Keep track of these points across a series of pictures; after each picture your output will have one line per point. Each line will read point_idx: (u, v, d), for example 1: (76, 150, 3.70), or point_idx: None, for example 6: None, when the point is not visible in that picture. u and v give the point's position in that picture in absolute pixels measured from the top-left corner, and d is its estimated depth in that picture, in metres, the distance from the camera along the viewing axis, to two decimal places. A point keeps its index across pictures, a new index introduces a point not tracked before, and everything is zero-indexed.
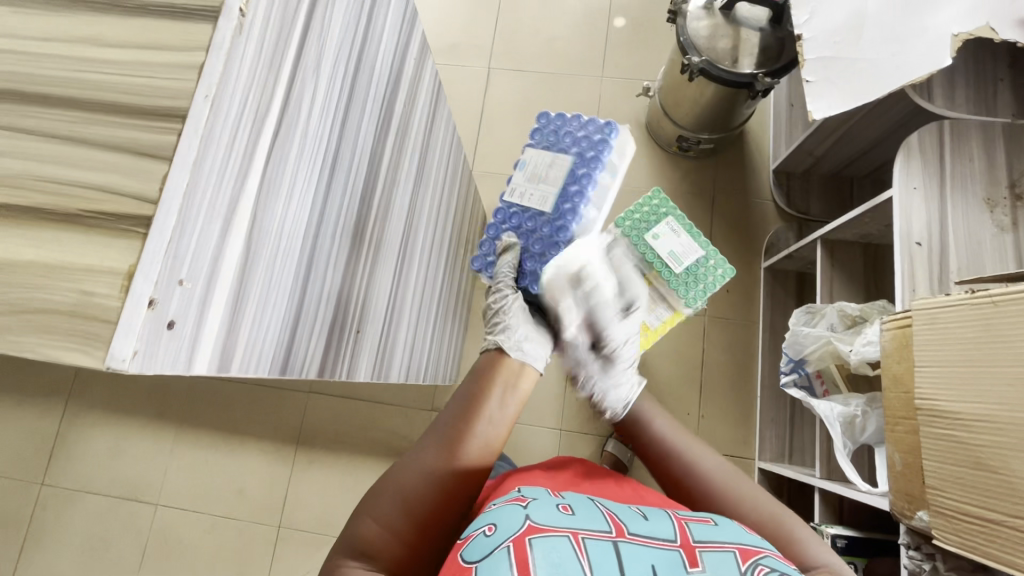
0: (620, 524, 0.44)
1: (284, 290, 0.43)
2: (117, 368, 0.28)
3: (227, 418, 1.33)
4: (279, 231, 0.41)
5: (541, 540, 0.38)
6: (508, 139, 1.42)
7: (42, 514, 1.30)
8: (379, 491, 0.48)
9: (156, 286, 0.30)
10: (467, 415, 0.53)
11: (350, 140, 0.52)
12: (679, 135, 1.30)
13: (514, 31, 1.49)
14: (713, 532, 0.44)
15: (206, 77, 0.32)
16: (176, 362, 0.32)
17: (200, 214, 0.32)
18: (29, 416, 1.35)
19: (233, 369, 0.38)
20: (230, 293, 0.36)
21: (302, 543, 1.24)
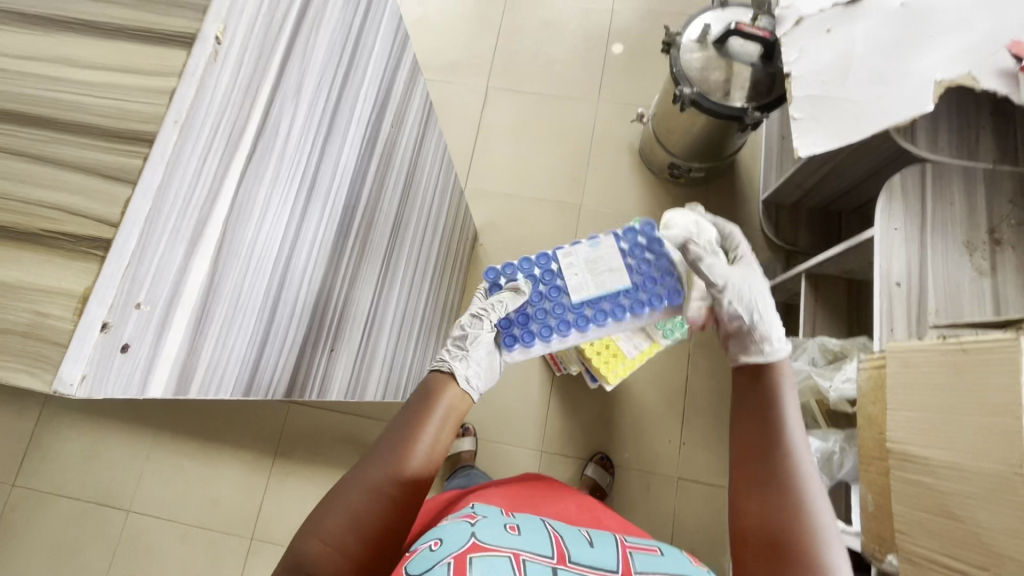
0: (564, 550, 0.45)
1: (252, 312, 0.43)
2: (64, 392, 0.28)
3: (206, 425, 1.31)
4: (250, 252, 0.41)
5: (483, 560, 0.39)
6: (503, 158, 1.44)
7: (11, 515, 1.28)
8: (323, 509, 0.47)
9: (110, 310, 0.30)
10: (416, 428, 0.53)
11: (331, 161, 0.52)
12: (672, 162, 1.31)
13: (514, 51, 1.51)
14: (657, 563, 0.46)
15: (177, 103, 0.33)
16: (129, 385, 0.32)
17: (163, 238, 0.33)
18: (5, 414, 1.34)
19: (191, 392, 0.38)
20: (193, 316, 0.36)
21: (273, 557, 1.22)
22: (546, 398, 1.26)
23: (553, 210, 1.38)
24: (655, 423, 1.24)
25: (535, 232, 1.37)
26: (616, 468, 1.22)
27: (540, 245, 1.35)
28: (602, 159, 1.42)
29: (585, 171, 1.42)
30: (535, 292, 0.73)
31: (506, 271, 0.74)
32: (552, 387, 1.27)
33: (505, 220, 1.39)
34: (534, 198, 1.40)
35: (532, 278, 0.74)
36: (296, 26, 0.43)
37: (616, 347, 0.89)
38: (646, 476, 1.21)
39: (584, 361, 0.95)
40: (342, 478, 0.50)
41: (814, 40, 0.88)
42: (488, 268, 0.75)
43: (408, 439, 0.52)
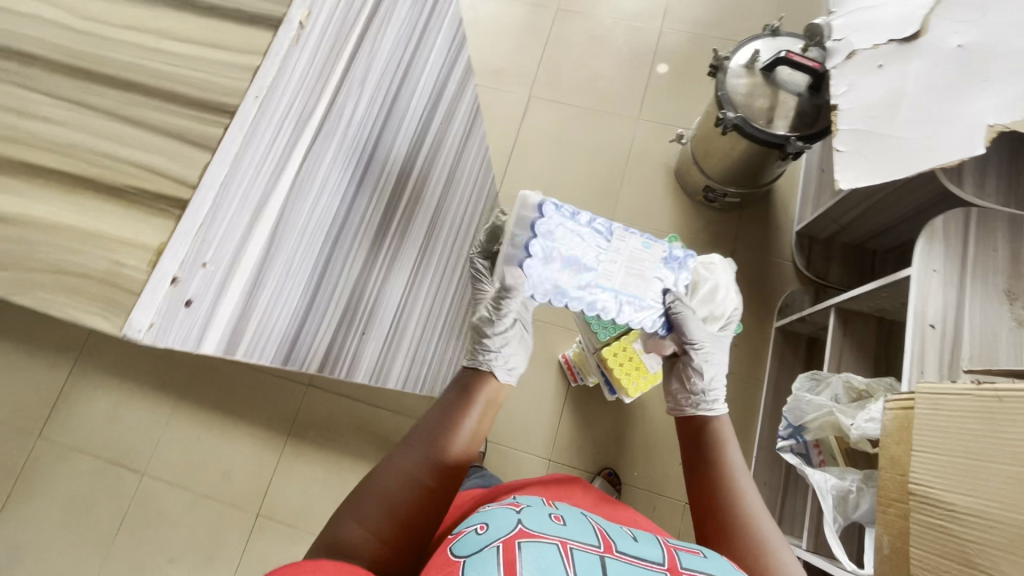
0: (610, 542, 0.46)
1: (299, 282, 0.45)
2: (133, 337, 0.30)
3: (225, 398, 1.35)
4: (305, 227, 0.43)
5: (530, 545, 0.41)
6: (538, 167, 1.45)
7: (34, 466, 1.33)
8: (362, 494, 0.50)
9: (181, 265, 0.32)
10: (446, 424, 0.58)
11: (384, 149, 0.54)
12: (707, 185, 1.31)
13: (558, 63, 1.53)
14: (703, 562, 0.47)
15: (259, 79, 0.35)
16: (187, 338, 0.34)
17: (231, 207, 0.35)
18: (38, 368, 1.39)
19: (238, 353, 0.40)
20: (249, 281, 0.38)
21: (277, 535, 1.25)
22: (559, 408, 1.26)
23: None
24: (666, 444, 1.23)
25: None
26: (623, 485, 1.21)
27: None
28: (636, 176, 1.43)
29: (619, 187, 1.42)
30: (572, 259, 0.69)
31: (559, 215, 0.70)
32: (566, 397, 1.27)
33: None
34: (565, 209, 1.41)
35: (579, 239, 0.70)
36: (369, 20, 0.45)
37: (638, 359, 0.90)
38: (653, 497, 1.20)
39: (604, 371, 0.96)
40: (375, 469, 0.53)
41: (866, 76, 0.89)
42: (545, 200, 0.69)
43: (439, 435, 0.56)
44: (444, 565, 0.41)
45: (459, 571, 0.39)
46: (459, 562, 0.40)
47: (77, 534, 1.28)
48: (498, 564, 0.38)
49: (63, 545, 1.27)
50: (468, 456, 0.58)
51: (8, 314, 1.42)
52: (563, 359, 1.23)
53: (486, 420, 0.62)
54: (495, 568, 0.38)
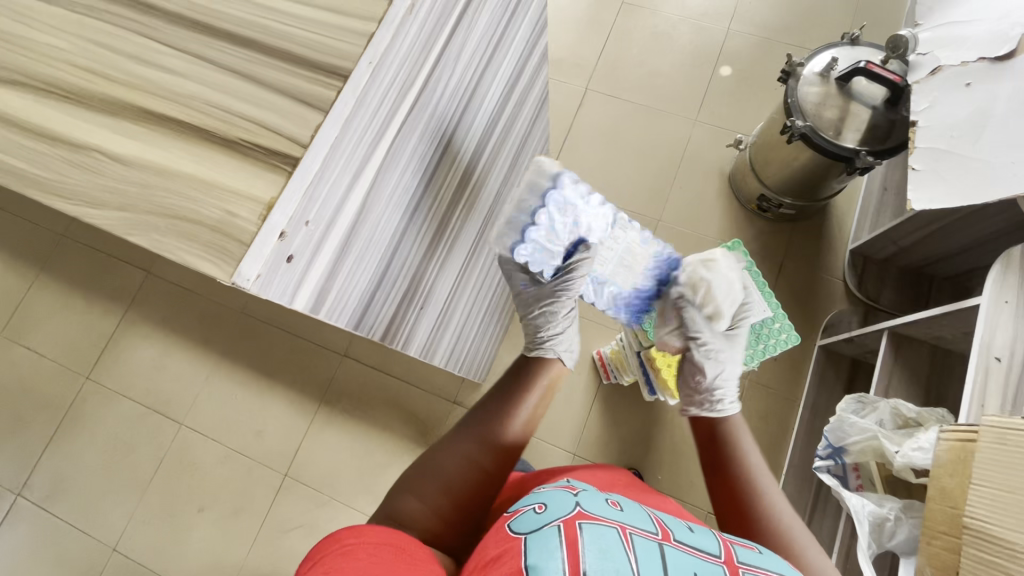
0: (667, 530, 0.46)
1: (376, 254, 0.49)
2: (241, 284, 0.37)
3: (263, 359, 1.39)
4: (393, 194, 0.48)
5: (591, 526, 0.41)
6: (589, 161, 1.44)
7: (81, 404, 1.39)
8: (428, 474, 0.59)
9: (287, 222, 0.39)
10: (498, 415, 0.66)
11: (467, 125, 0.57)
12: (761, 194, 1.28)
13: (619, 58, 1.51)
14: (761, 559, 0.46)
15: (371, 47, 0.41)
16: (284, 289, 0.41)
17: (336, 167, 0.41)
18: (93, 312, 1.46)
19: (320, 311, 0.45)
20: (341, 239, 0.44)
21: (301, 496, 1.28)
22: (588, 403, 1.26)
23: None
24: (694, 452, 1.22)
25: None
26: None
27: None
28: (688, 177, 1.41)
29: (669, 187, 1.40)
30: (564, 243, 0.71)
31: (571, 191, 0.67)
32: (596, 394, 1.26)
33: None
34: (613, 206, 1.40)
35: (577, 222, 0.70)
36: (460, 18, 0.49)
37: None
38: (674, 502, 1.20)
39: (647, 368, 0.94)
40: (432, 450, 0.63)
41: (950, 94, 0.85)
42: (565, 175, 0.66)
43: (490, 424, 0.65)
44: (506, 540, 0.42)
45: (521, 546, 0.39)
46: (520, 538, 0.41)
47: (116, 475, 1.34)
48: (561, 542, 0.38)
49: (102, 484, 1.34)
50: (519, 447, 0.65)
51: (68, 259, 1.49)
52: (597, 357, 1.23)
53: (537, 417, 0.70)
54: (557, 546, 0.38)
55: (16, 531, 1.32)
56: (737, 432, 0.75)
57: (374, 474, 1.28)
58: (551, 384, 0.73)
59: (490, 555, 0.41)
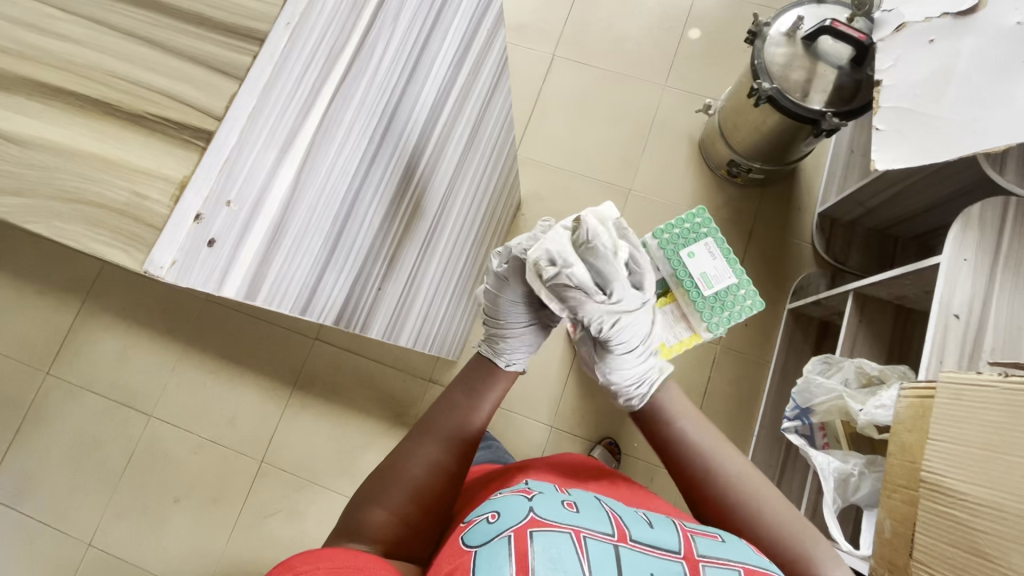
0: (624, 529, 0.49)
1: (316, 241, 0.56)
2: (154, 271, 0.45)
3: (231, 346, 1.35)
4: (329, 171, 0.55)
5: (542, 535, 0.43)
6: (558, 130, 1.41)
7: (43, 401, 1.34)
8: (391, 483, 0.59)
9: (203, 204, 0.47)
10: (456, 416, 0.67)
11: (412, 100, 0.63)
12: (731, 159, 1.27)
13: (587, 22, 1.46)
14: (718, 548, 0.50)
15: (286, 14, 0.52)
16: (211, 274, 0.47)
17: (258, 142, 0.50)
18: (47, 306, 1.39)
19: (260, 298, 0.52)
20: (272, 222, 0.51)
21: (280, 482, 1.27)
22: (564, 376, 1.26)
23: (601, 190, 1.36)
24: None
25: (579, 211, 1.36)
26: (623, 456, 1.23)
27: None
28: (659, 145, 1.39)
29: (639, 155, 1.38)
30: None
31: None
32: (571, 366, 1.27)
33: (552, 193, 1.37)
34: (583, 175, 1.38)
35: None
36: (375, 9, 0.56)
37: None
38: (651, 468, 1.22)
39: None
40: (392, 458, 0.62)
41: (913, 51, 0.83)
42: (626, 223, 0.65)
43: (453, 429, 0.66)
44: (458, 555, 0.44)
45: (472, 562, 0.42)
46: (471, 552, 0.43)
47: (86, 470, 1.31)
48: (511, 557, 0.41)
49: (72, 480, 1.30)
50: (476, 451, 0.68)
51: (18, 251, 1.41)
52: (571, 330, 1.22)
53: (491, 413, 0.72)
54: (507, 561, 0.40)
55: None
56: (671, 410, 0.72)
57: (353, 456, 1.27)
58: (508, 387, 0.75)
59: (444, 570, 0.43)
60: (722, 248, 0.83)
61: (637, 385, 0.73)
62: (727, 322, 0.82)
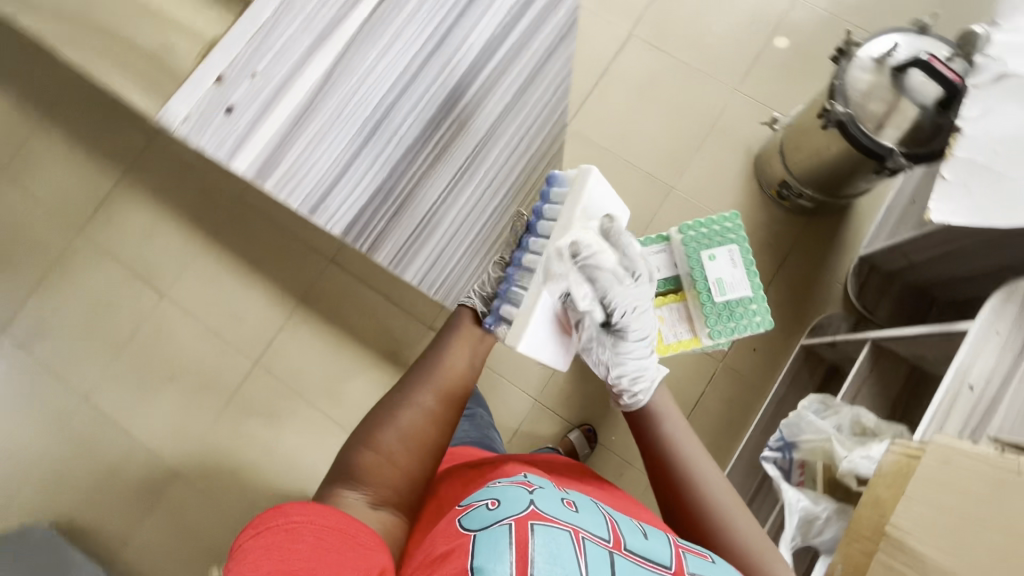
0: (619, 538, 0.54)
1: (329, 145, 0.75)
2: (167, 118, 0.72)
3: (250, 248, 1.38)
4: (344, 79, 0.75)
5: (542, 529, 0.49)
6: (615, 111, 1.37)
7: (70, 257, 1.41)
8: (382, 426, 0.65)
9: (224, 72, 0.73)
10: (438, 368, 0.72)
11: (452, 43, 0.79)
12: (785, 180, 1.23)
13: (672, 7, 1.40)
14: (706, 566, 0.55)
15: None
16: (226, 137, 0.73)
17: (283, 38, 0.74)
18: (89, 168, 1.44)
19: (269, 174, 0.74)
20: (284, 115, 0.73)
21: (269, 386, 1.32)
22: None
23: (642, 181, 1.33)
24: None
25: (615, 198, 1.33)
26: (598, 445, 1.24)
27: None
28: (713, 150, 1.34)
29: (691, 155, 1.34)
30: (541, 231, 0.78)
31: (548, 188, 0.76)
32: None
33: None
34: (629, 163, 1.35)
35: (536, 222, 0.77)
36: None
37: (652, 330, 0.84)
38: (621, 464, 1.23)
39: None
40: (381, 412, 0.67)
41: (1007, 105, 0.77)
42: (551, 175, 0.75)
43: (434, 380, 0.71)
44: (455, 538, 0.50)
45: (471, 545, 0.48)
46: (470, 536, 0.50)
47: (95, 331, 1.37)
48: (510, 544, 0.47)
49: (81, 339, 1.37)
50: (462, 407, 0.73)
51: (72, 109, 1.46)
52: None
53: (473, 367, 0.75)
54: (506, 547, 0.47)
55: None
56: (660, 414, 0.75)
57: (342, 381, 1.32)
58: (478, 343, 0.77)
59: (443, 549, 0.50)
60: (745, 258, 0.81)
61: (637, 381, 0.74)
62: (729, 335, 0.80)
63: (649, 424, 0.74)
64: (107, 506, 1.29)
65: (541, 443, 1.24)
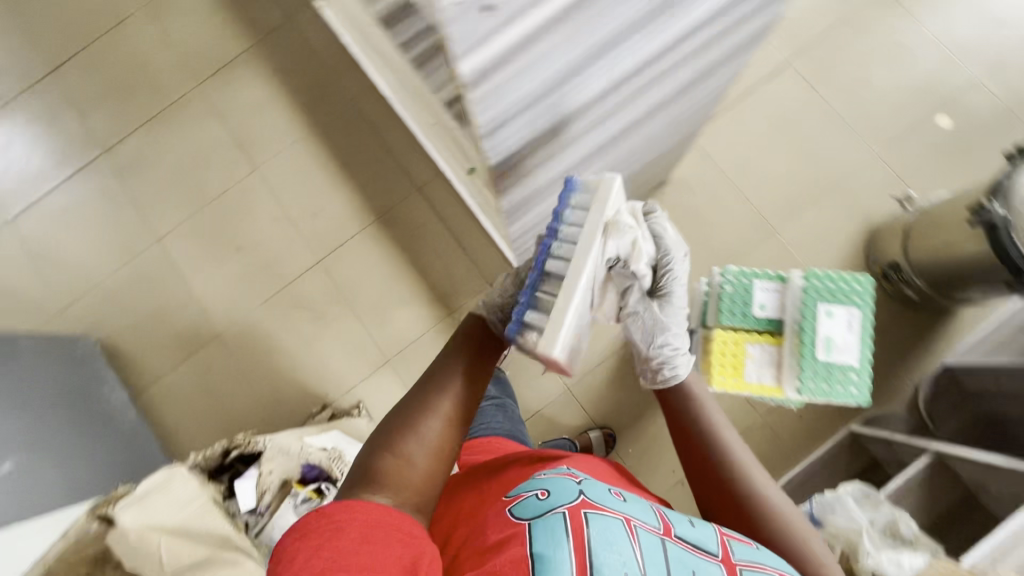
0: (668, 525, 0.54)
1: None
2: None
3: (348, 152, 1.40)
4: None
5: (595, 517, 0.50)
6: (745, 136, 1.31)
7: (183, 105, 1.45)
8: (404, 435, 0.55)
9: None
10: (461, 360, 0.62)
11: None
12: (897, 262, 1.16)
13: (841, 49, 1.32)
14: (755, 552, 0.54)
15: None
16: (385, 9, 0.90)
17: None
18: (225, 28, 1.47)
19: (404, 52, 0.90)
20: None
21: (325, 287, 1.36)
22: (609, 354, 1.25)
23: (747, 214, 1.28)
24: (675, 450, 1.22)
25: (714, 223, 1.29)
26: (614, 452, 1.23)
27: (708, 237, 1.28)
28: (831, 207, 1.28)
29: (806, 205, 1.28)
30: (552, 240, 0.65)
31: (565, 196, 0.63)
32: (619, 350, 1.25)
33: (700, 191, 1.30)
34: (740, 192, 1.29)
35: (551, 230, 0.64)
36: None
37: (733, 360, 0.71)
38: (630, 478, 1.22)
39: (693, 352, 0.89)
40: (399, 420, 0.57)
41: None
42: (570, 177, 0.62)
43: (455, 377, 0.61)
44: (510, 523, 0.50)
45: (528, 532, 0.48)
46: (524, 523, 0.50)
47: (185, 182, 1.42)
48: (568, 531, 0.48)
49: (171, 184, 1.42)
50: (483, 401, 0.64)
51: None
52: None
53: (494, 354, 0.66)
54: (563, 532, 0.48)
55: (86, 183, 1.43)
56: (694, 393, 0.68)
57: (394, 306, 1.35)
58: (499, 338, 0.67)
59: (497, 536, 0.50)
60: (864, 326, 0.67)
61: (676, 355, 0.68)
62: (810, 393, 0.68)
63: (683, 408, 0.67)
64: (149, 344, 1.35)
65: (560, 431, 1.24)
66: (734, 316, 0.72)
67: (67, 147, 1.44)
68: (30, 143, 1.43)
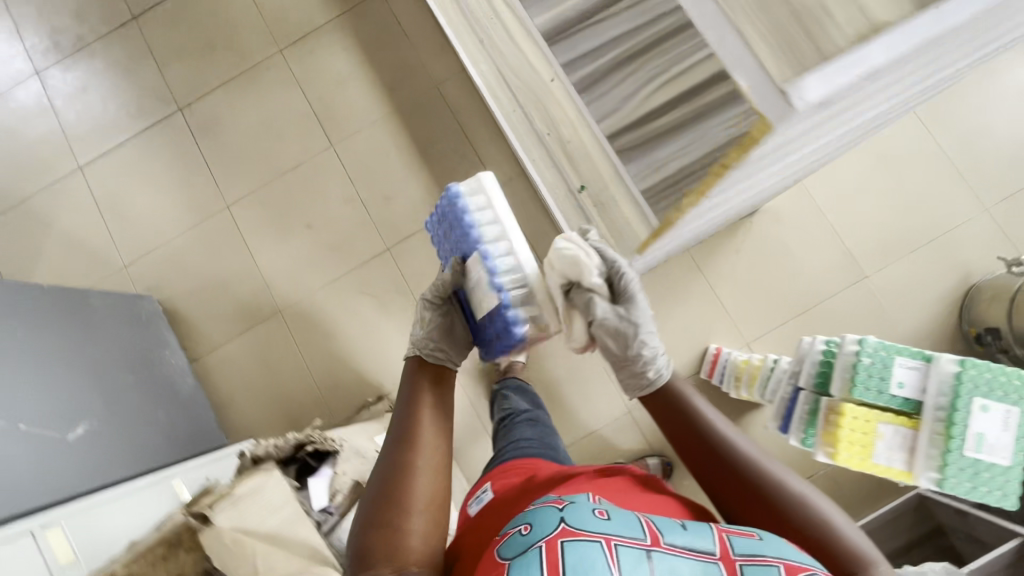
0: (655, 533, 0.47)
1: None
2: None
3: (428, 139, 1.36)
4: None
5: (573, 546, 0.43)
6: (848, 172, 1.24)
7: (262, 70, 1.40)
8: (377, 506, 0.56)
9: None
10: (403, 415, 0.63)
11: None
12: (994, 326, 1.11)
13: (965, 93, 1.24)
14: (758, 545, 0.46)
15: None
16: None
17: None
18: None
19: None
20: None
21: (390, 276, 1.33)
22: None
23: (839, 256, 1.23)
24: None
25: (803, 260, 1.23)
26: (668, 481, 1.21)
27: (795, 275, 1.23)
28: (930, 259, 1.21)
29: (903, 253, 1.22)
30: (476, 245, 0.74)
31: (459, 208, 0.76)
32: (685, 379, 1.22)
33: (793, 225, 1.24)
34: (835, 232, 1.23)
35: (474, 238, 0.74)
36: None
37: (869, 440, 0.65)
38: None
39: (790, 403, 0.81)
40: (367, 498, 0.58)
41: None
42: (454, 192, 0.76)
43: (404, 433, 0.61)
44: (493, 568, 0.45)
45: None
46: (505, 565, 0.44)
47: (258, 150, 1.39)
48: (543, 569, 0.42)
49: (243, 151, 1.39)
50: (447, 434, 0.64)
51: None
52: (713, 350, 1.20)
53: (430, 392, 0.66)
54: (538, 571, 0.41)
55: (159, 139, 1.40)
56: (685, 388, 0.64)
57: None
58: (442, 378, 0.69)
59: None
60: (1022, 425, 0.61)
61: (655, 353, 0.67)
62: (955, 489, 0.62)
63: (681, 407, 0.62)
64: (209, 311, 1.34)
65: (616, 453, 1.22)
66: (869, 392, 0.66)
67: (143, 100, 1.41)
68: (107, 91, 1.41)
